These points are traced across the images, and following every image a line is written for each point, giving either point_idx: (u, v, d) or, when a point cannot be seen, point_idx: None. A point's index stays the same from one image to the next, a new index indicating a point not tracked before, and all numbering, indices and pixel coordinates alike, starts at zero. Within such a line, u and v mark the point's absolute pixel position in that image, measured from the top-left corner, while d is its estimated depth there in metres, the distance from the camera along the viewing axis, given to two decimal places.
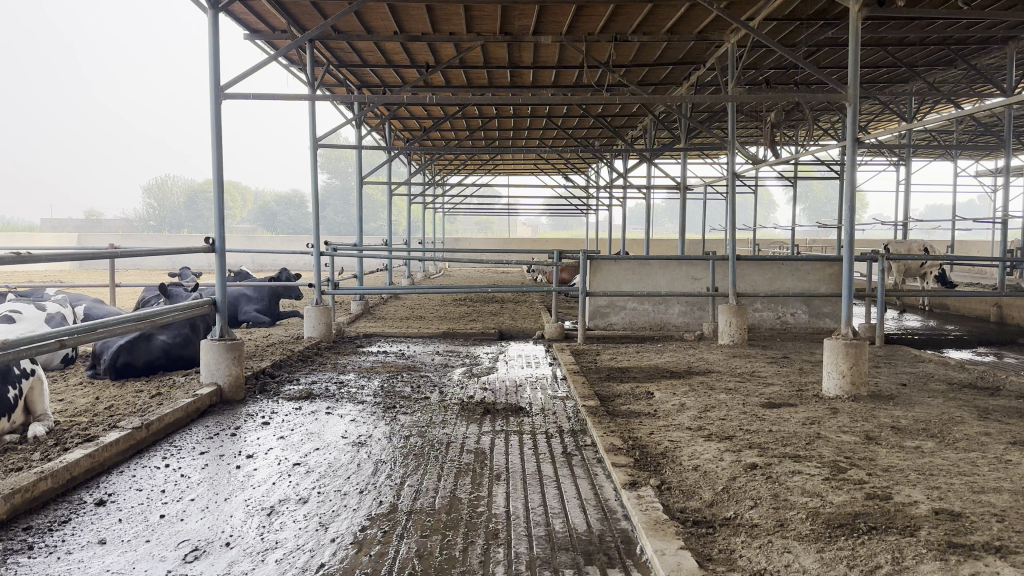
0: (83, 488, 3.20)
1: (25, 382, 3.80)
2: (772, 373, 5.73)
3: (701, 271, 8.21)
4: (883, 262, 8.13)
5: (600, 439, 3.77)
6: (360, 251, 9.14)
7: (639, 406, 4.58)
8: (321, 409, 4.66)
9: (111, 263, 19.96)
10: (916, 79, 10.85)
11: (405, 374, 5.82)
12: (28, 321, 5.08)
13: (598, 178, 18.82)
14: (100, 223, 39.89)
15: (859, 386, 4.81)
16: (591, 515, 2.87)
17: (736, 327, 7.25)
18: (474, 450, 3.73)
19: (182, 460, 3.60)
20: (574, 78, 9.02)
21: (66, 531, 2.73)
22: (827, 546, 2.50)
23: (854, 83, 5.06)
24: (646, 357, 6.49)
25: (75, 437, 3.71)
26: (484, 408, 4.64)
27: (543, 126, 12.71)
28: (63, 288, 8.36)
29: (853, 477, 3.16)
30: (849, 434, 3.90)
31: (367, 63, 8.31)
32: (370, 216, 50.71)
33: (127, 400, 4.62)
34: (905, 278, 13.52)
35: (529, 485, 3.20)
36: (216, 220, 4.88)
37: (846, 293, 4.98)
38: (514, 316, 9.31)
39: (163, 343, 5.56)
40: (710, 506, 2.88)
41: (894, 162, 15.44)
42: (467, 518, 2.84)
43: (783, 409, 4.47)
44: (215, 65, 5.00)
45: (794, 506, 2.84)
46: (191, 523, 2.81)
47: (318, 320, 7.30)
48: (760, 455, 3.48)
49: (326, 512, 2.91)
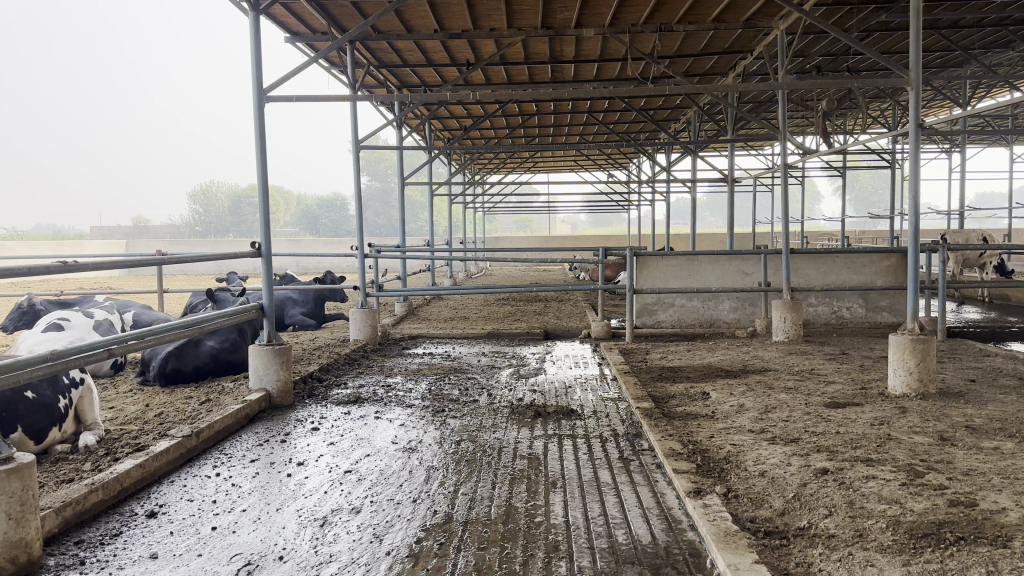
0: (134, 499, 3.16)
1: (75, 391, 3.81)
2: (832, 371, 5.51)
3: (752, 265, 7.97)
4: (944, 252, 7.65)
5: (657, 443, 3.64)
6: (402, 253, 9.08)
7: (695, 408, 4.42)
8: (370, 413, 4.60)
9: (159, 268, 20.31)
10: (971, 62, 10.47)
11: (452, 376, 5.73)
12: (78, 330, 5.12)
13: (639, 173, 18.61)
14: (148, 229, 40.73)
15: (928, 383, 4.59)
16: (656, 525, 2.73)
17: (791, 323, 7.02)
18: (528, 455, 3.62)
19: (233, 468, 3.55)
20: (617, 71, 8.86)
21: (117, 545, 2.68)
22: (913, 558, 2.33)
23: (916, 66, 4.83)
24: (698, 356, 6.32)
25: (126, 446, 3.68)
26: (535, 411, 4.53)
27: (584, 122, 12.56)
28: (113, 295, 8.44)
29: (932, 482, 2.97)
30: (922, 435, 3.71)
31: (408, 63, 8.26)
32: (410, 217, 51.03)
33: (177, 407, 4.60)
34: (963, 268, 13.08)
35: (588, 493, 3.08)
36: (262, 225, 4.83)
37: (912, 285, 4.76)
38: (559, 315, 9.19)
39: (211, 349, 5.55)
40: (781, 516, 2.73)
41: (946, 150, 14.96)
42: (525, 528, 2.73)
43: (848, 409, 4.28)
44: (257, 68, 4.96)
45: (871, 514, 2.68)
46: (243, 536, 2.75)
47: (364, 323, 7.25)
48: (830, 459, 3.31)
49: (380, 523, 2.82)
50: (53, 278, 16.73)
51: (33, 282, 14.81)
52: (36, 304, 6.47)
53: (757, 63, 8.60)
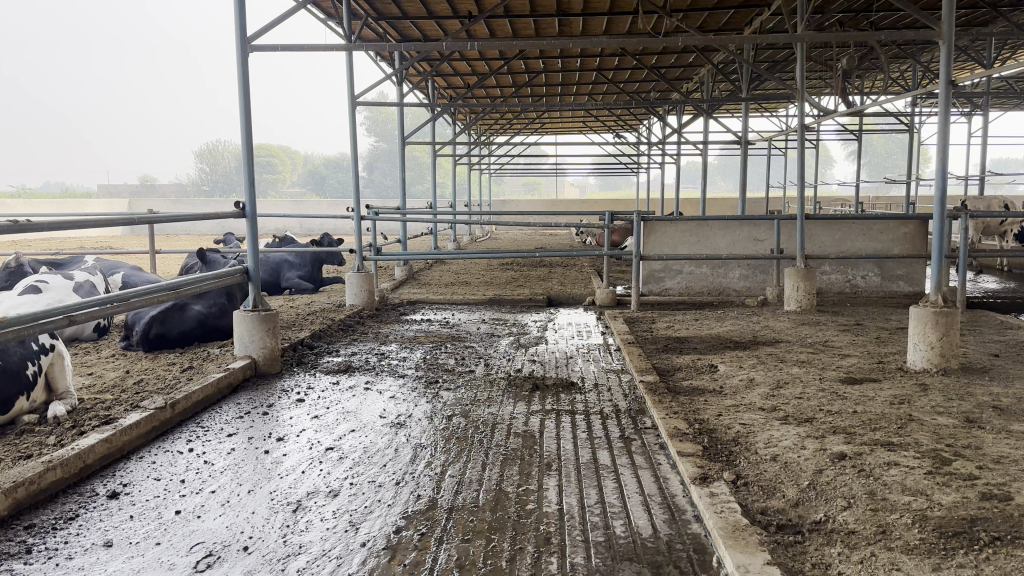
0: (97, 478, 2.94)
1: (44, 358, 3.56)
2: (847, 343, 5.24)
3: (764, 231, 7.68)
4: (965, 219, 7.31)
5: (661, 422, 3.39)
6: (403, 215, 8.80)
7: (702, 382, 4.18)
8: (359, 384, 4.37)
9: (158, 227, 20.06)
10: (997, 21, 10.03)
11: (449, 344, 5.50)
12: (55, 291, 4.88)
13: (648, 136, 18.19)
14: (154, 188, 40.39)
15: (949, 358, 4.33)
16: (657, 516, 2.50)
17: (804, 293, 6.74)
18: (523, 434, 3.38)
19: (208, 444, 3.33)
20: (626, 25, 8.50)
21: (71, 531, 2.47)
22: (944, 561, 2.09)
23: (948, 15, 4.47)
24: (706, 326, 6.05)
25: (94, 419, 3.45)
26: (533, 383, 4.29)
27: (594, 80, 12.18)
28: (104, 256, 8.17)
29: (961, 471, 2.72)
30: (946, 416, 3.45)
31: (408, 15, 7.92)
32: (418, 179, 50.57)
33: (157, 375, 4.38)
34: (981, 237, 12.72)
35: (585, 477, 2.84)
36: (246, 183, 4.54)
37: (935, 253, 4.48)
38: (563, 281, 8.93)
39: (197, 314, 5.31)
40: (795, 507, 2.49)
41: (967, 114, 14.49)
42: (515, 518, 2.49)
43: (866, 385, 4.03)
44: (242, 16, 4.64)
45: (894, 507, 2.44)
46: (207, 522, 2.52)
47: (360, 287, 7.01)
48: (848, 443, 3.06)
49: (358, 509, 2.59)
50: (54, 237, 16.51)
51: (31, 244, 14.62)
52: (20, 264, 6.23)
53: (775, 18, 8.20)
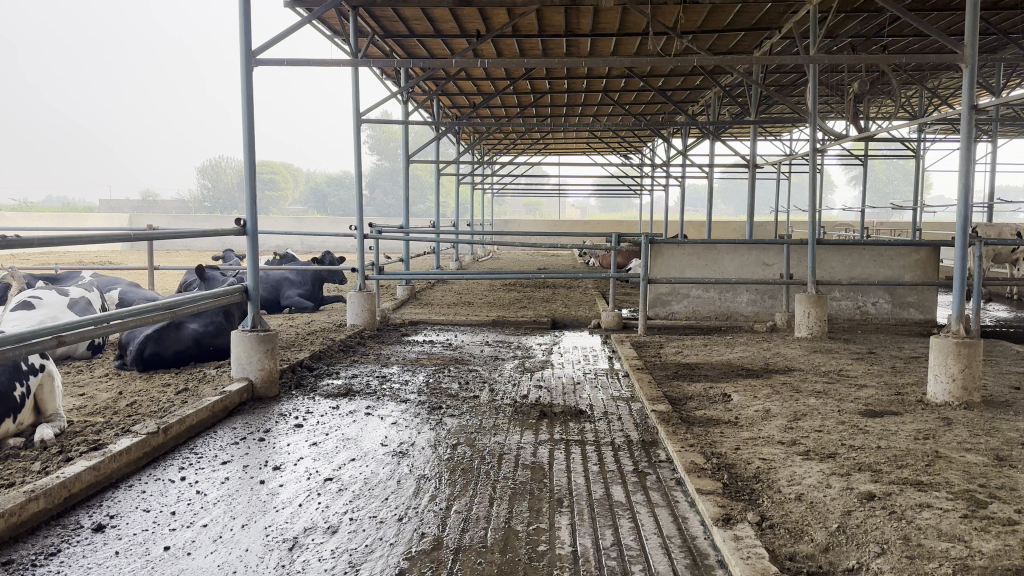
0: (82, 509, 2.78)
1: (32, 379, 3.40)
2: (863, 373, 5.09)
3: (773, 256, 7.56)
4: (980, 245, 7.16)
5: (677, 455, 3.23)
6: (406, 233, 8.67)
7: (715, 413, 4.03)
8: (360, 409, 4.21)
9: (158, 243, 19.86)
10: (1008, 47, 9.95)
11: (452, 367, 5.34)
12: (48, 308, 4.74)
13: (653, 157, 18.11)
14: (154, 203, 40.27)
15: (971, 392, 4.18)
16: (678, 561, 2.34)
17: (815, 319, 6.57)
18: (531, 465, 3.23)
19: (201, 472, 3.18)
20: (635, 45, 8.43)
21: (51, 568, 2.31)
22: None
23: (971, 38, 4.35)
24: (717, 352, 5.90)
25: (84, 444, 3.29)
26: (540, 411, 4.13)
27: (600, 100, 12.09)
28: (100, 271, 8.01)
29: (999, 516, 2.56)
30: (974, 453, 3.30)
31: (415, 32, 7.84)
32: (419, 198, 50.53)
33: (151, 397, 4.22)
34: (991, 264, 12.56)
35: (599, 515, 2.68)
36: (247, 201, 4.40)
37: (958, 283, 4.33)
38: (568, 303, 8.79)
39: (193, 333, 5.17)
40: (825, 553, 2.33)
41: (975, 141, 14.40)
42: (525, 561, 2.33)
43: (888, 418, 3.88)
44: (247, 31, 4.53)
45: (932, 555, 2.28)
46: (198, 560, 2.36)
47: (362, 307, 6.85)
48: (875, 482, 2.90)
49: (358, 549, 2.43)
50: (52, 251, 16.35)
51: (29, 259, 14.45)
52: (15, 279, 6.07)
53: (785, 41, 8.12)
